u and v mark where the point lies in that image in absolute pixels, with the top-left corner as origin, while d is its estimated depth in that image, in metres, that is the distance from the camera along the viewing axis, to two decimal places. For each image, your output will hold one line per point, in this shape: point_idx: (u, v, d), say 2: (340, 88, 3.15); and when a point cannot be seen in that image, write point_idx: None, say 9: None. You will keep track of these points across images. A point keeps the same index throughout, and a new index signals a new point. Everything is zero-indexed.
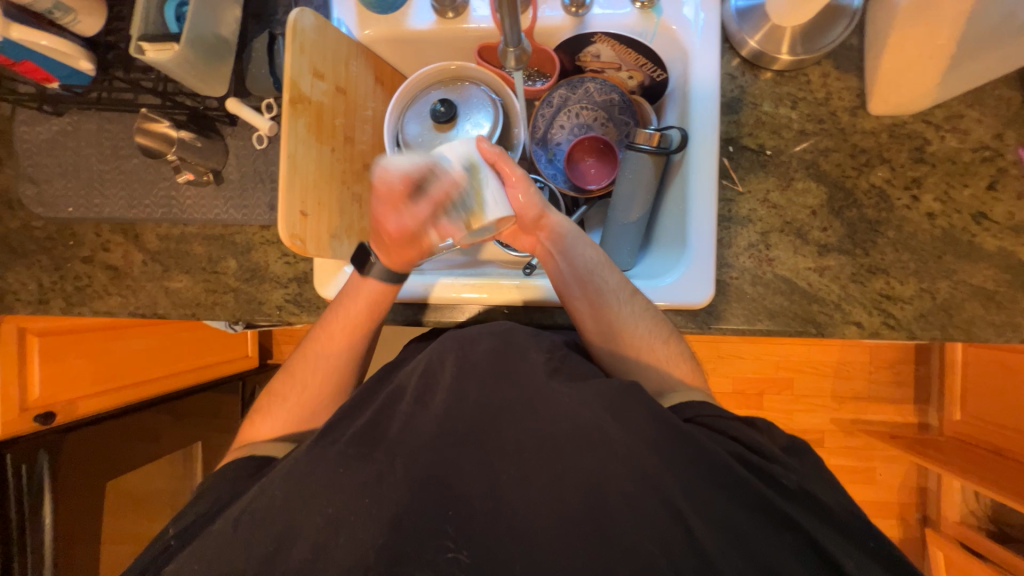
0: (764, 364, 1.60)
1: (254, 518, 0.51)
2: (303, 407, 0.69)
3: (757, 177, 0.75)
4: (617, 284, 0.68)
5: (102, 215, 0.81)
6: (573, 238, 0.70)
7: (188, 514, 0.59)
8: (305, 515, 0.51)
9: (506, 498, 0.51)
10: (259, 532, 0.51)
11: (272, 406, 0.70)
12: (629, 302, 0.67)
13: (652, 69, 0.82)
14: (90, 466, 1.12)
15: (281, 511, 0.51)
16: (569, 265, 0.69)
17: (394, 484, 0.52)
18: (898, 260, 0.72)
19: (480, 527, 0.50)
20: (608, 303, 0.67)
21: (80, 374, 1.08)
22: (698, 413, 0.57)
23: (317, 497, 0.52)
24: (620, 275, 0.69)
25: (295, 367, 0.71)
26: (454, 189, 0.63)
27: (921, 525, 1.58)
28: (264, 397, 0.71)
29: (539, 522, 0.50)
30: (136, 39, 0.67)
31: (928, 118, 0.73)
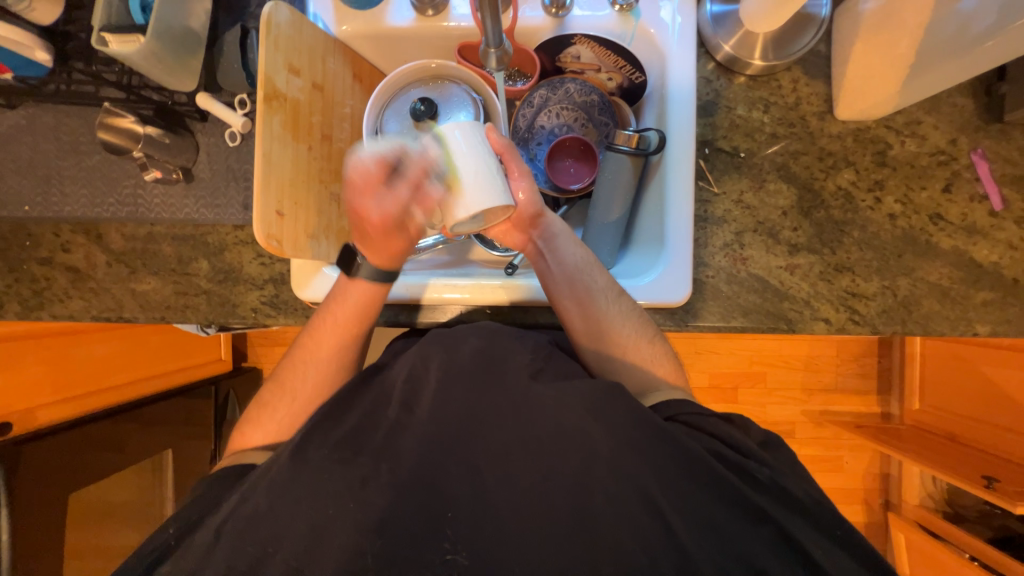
0: (739, 359, 1.65)
1: (235, 528, 0.50)
2: (294, 415, 0.67)
3: (732, 178, 0.78)
4: (606, 283, 0.69)
5: (62, 214, 0.77)
6: (562, 238, 0.70)
7: (162, 524, 0.57)
8: (288, 522, 0.50)
9: (493, 499, 0.51)
10: (240, 542, 0.49)
11: (261, 415, 0.68)
12: (617, 302, 0.68)
13: (631, 70, 0.82)
14: (52, 478, 1.04)
15: (263, 519, 0.50)
16: (559, 264, 0.69)
17: (379, 489, 0.51)
18: (862, 259, 0.75)
19: (468, 527, 0.50)
20: (595, 301, 0.67)
21: (38, 383, 1.04)
22: (680, 412, 0.59)
23: (300, 504, 0.51)
24: (608, 275, 0.70)
25: (284, 374, 0.69)
26: (433, 169, 0.59)
27: (884, 509, 1.67)
28: (253, 407, 0.69)
29: (525, 520, 0.50)
30: (98, 30, 0.64)
31: (889, 123, 0.76)
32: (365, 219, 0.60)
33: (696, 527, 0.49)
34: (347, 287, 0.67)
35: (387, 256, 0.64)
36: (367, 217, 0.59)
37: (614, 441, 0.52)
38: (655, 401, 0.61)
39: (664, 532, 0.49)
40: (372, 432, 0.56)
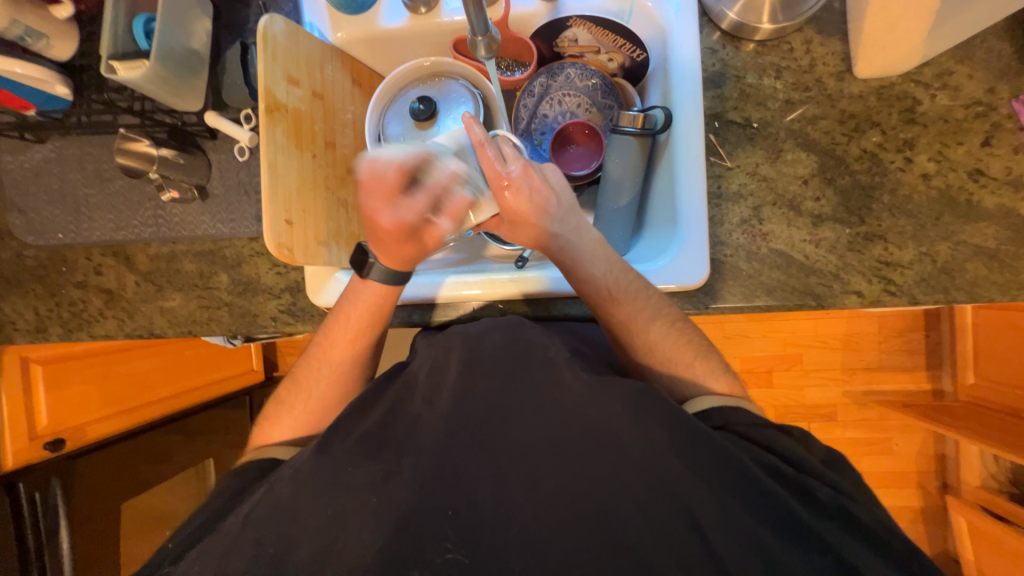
0: (771, 341, 1.58)
1: (261, 521, 0.51)
2: (323, 397, 0.69)
3: (745, 150, 0.74)
4: (635, 310, 0.64)
5: (92, 239, 0.81)
6: (587, 261, 0.64)
7: (192, 523, 0.58)
8: (309, 520, 0.51)
9: (511, 490, 0.50)
10: (264, 536, 0.50)
11: (287, 402, 0.70)
12: (648, 328, 0.64)
13: (631, 49, 0.81)
14: (98, 485, 1.15)
15: (286, 515, 0.51)
16: (589, 290, 0.65)
17: (402, 484, 0.51)
18: (895, 225, 0.70)
19: (485, 519, 0.49)
20: (623, 326, 0.65)
21: (86, 400, 1.10)
22: (731, 422, 0.56)
23: (323, 500, 0.51)
24: (642, 299, 0.65)
25: (308, 364, 0.71)
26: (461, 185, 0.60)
27: (941, 492, 1.57)
28: (280, 394, 0.71)
29: (545, 509, 0.49)
30: (107, 58, 0.66)
31: (917, 77, 0.71)
32: (378, 223, 0.58)
33: (725, 509, 0.47)
34: (360, 291, 0.67)
35: (396, 258, 0.63)
36: (380, 222, 0.58)
37: (634, 424, 0.51)
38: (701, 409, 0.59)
39: (689, 515, 0.47)
40: (392, 427, 0.56)
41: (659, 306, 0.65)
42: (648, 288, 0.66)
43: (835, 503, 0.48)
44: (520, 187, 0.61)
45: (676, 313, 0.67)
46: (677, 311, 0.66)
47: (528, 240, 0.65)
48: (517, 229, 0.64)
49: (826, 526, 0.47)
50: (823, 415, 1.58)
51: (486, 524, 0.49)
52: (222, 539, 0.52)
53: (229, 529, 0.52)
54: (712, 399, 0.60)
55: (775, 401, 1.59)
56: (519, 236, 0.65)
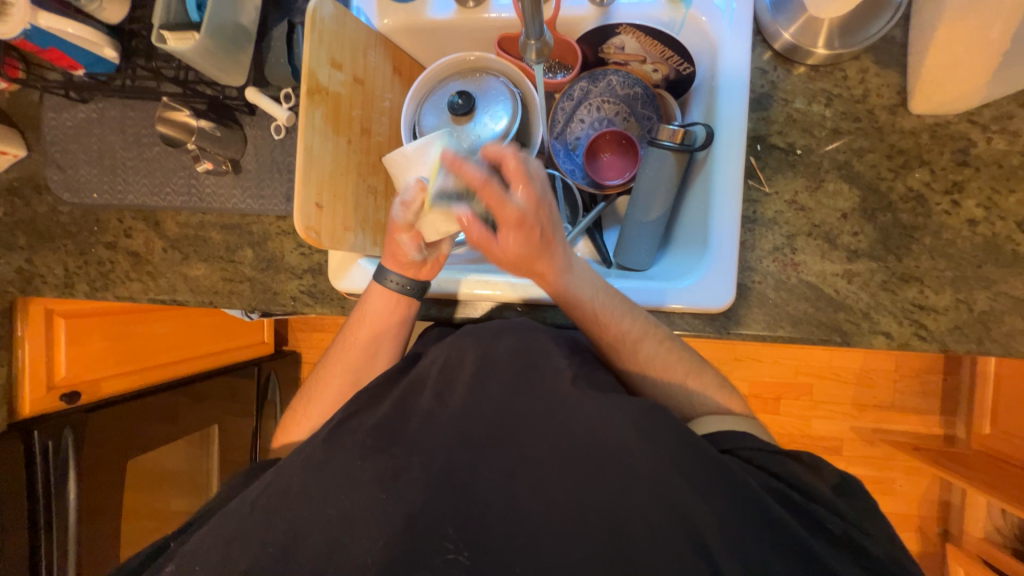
0: (782, 368, 1.56)
1: (270, 501, 0.51)
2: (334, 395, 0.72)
3: (785, 177, 0.72)
4: (624, 330, 0.64)
5: (125, 202, 0.82)
6: (576, 289, 0.62)
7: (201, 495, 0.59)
8: (316, 506, 0.51)
9: (521, 497, 0.50)
10: (275, 515, 0.51)
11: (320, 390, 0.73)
12: (641, 348, 0.64)
13: (679, 62, 0.78)
14: (115, 441, 1.13)
15: (296, 496, 0.51)
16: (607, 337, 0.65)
17: (412, 481, 0.51)
18: (934, 269, 0.68)
19: (492, 524, 0.49)
20: (615, 347, 0.64)
21: (102, 356, 1.14)
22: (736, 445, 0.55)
23: (335, 486, 0.52)
24: (629, 317, 0.64)
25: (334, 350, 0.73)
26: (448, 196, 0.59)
27: (942, 540, 1.54)
28: (314, 379, 0.75)
29: (552, 524, 0.48)
30: (158, 28, 0.67)
31: (974, 118, 0.68)
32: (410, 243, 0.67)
33: (741, 542, 0.45)
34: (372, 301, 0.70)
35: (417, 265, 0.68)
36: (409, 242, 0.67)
37: (648, 445, 0.49)
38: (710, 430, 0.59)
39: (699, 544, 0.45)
40: (406, 420, 0.56)
41: (661, 337, 0.64)
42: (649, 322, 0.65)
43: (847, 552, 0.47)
44: (529, 228, 0.55)
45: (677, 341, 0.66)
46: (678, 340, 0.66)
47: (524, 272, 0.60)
48: (515, 261, 0.58)
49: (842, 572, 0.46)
50: (829, 449, 1.55)
51: (492, 529, 0.49)
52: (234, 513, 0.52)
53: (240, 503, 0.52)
54: (718, 421, 0.59)
55: (780, 429, 1.57)
56: (516, 267, 0.59)
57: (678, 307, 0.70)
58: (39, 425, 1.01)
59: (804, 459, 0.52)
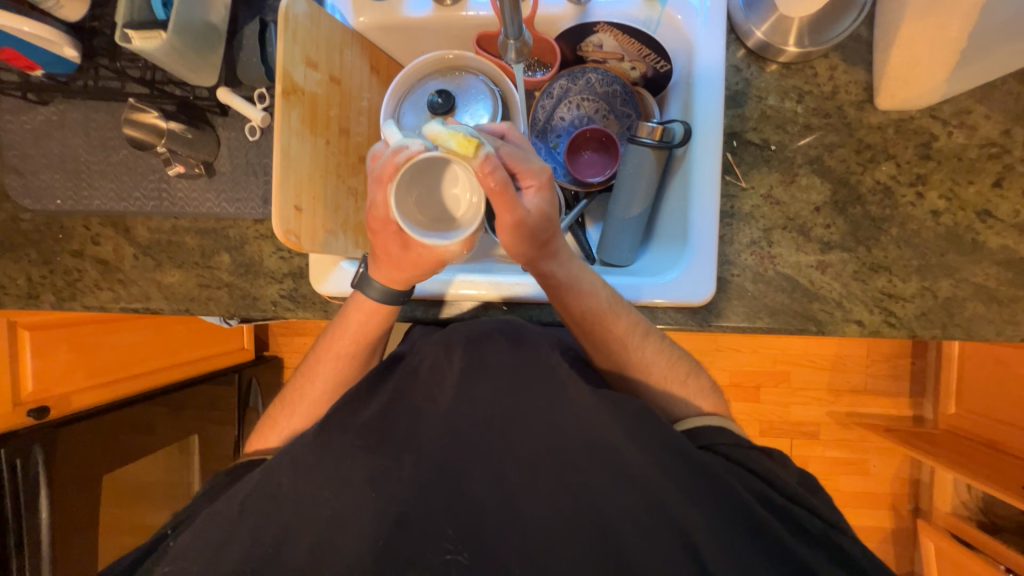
0: (762, 357, 1.60)
1: (252, 511, 0.50)
2: (310, 408, 0.68)
3: (760, 172, 0.74)
4: (631, 324, 0.64)
5: (92, 208, 0.79)
6: (586, 274, 0.62)
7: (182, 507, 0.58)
8: (303, 512, 0.50)
9: (514, 495, 0.51)
10: (259, 522, 0.49)
11: (294, 401, 0.69)
12: (645, 344, 0.65)
13: (655, 59, 0.80)
14: (86, 454, 1.11)
15: (281, 502, 0.50)
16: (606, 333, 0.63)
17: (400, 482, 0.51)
18: (901, 258, 0.71)
19: (486, 522, 0.49)
20: (620, 344, 0.64)
21: (72, 369, 1.09)
22: (715, 441, 0.56)
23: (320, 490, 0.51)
24: (634, 310, 0.65)
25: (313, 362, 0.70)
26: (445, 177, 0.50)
27: (913, 516, 1.61)
28: (288, 393, 0.71)
29: (544, 520, 0.49)
30: (122, 27, 0.65)
31: (936, 113, 0.71)
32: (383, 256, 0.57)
33: (726, 529, 0.46)
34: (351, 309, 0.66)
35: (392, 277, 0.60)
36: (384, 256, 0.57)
37: (631, 442, 0.50)
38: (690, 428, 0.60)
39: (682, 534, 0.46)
40: (390, 420, 0.56)
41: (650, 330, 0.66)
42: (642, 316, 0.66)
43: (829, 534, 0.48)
44: (548, 188, 0.56)
45: (665, 340, 0.68)
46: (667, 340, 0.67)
47: (535, 252, 0.58)
48: (530, 234, 0.55)
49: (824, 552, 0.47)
50: (807, 434, 1.61)
51: (487, 529, 0.49)
52: (216, 523, 0.50)
53: (222, 511, 0.51)
54: (699, 419, 0.60)
55: (761, 416, 1.61)
56: (528, 246, 0.57)
57: (660, 301, 0.71)
58: (9, 441, 0.96)
59: (772, 455, 0.56)
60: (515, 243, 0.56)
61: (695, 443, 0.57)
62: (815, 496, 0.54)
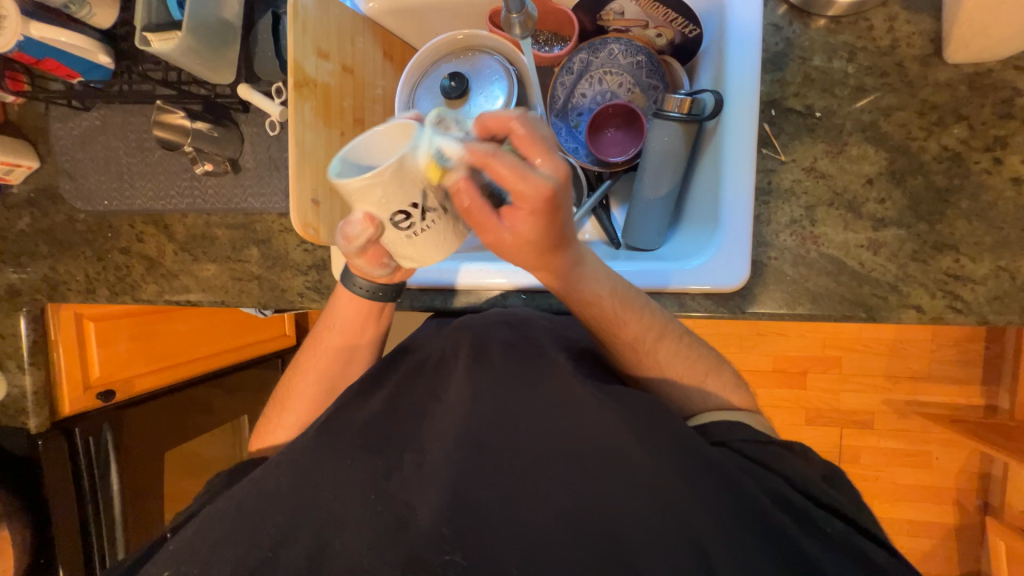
0: (808, 342, 1.50)
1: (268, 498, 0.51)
2: (307, 404, 0.69)
3: (803, 143, 0.67)
4: (643, 328, 0.59)
5: (135, 207, 0.84)
6: (595, 284, 0.55)
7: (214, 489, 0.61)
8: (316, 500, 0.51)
9: (519, 491, 0.48)
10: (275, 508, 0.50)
11: (291, 398, 0.69)
12: (659, 346, 0.60)
13: (683, 24, 0.73)
14: (145, 428, 1.23)
15: (297, 490, 0.51)
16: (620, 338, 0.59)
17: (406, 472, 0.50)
18: (972, 234, 0.62)
19: (489, 516, 0.47)
20: (631, 348, 0.60)
21: (131, 355, 1.19)
22: (730, 438, 0.53)
23: (333, 480, 0.51)
24: (647, 312, 0.60)
25: (304, 359, 0.71)
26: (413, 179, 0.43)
27: (982, 513, 1.48)
28: (281, 392, 0.71)
29: (545, 514, 0.46)
30: (141, 30, 0.67)
31: (1020, 63, 0.61)
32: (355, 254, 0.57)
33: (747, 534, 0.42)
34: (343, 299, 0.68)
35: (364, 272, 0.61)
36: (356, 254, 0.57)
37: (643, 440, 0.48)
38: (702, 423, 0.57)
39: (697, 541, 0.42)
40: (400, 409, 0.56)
41: (665, 323, 0.61)
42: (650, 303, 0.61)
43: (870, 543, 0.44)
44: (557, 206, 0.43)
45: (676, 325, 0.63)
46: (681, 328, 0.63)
47: (540, 265, 0.50)
48: (523, 252, 0.47)
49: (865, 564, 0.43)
50: (859, 423, 1.50)
51: (489, 524, 0.46)
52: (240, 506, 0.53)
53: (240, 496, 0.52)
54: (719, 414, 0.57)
55: (807, 404, 1.52)
56: (530, 258, 0.49)
57: (691, 288, 0.67)
58: (80, 423, 1.05)
59: (793, 447, 0.52)
60: (509, 254, 0.48)
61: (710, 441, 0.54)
62: (857, 500, 0.49)
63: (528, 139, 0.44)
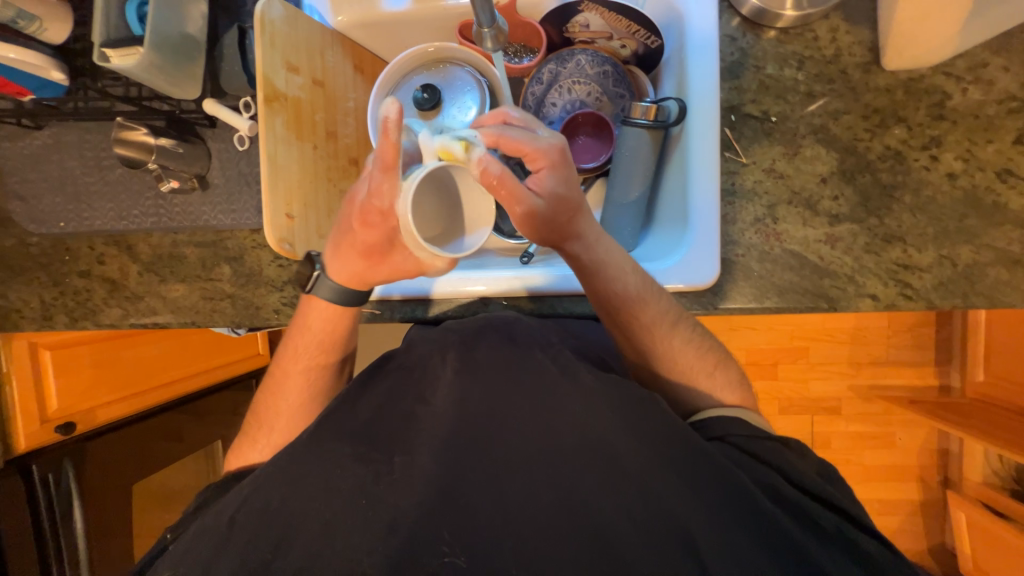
0: (777, 334, 1.56)
1: (248, 523, 0.49)
2: (286, 424, 0.67)
3: (761, 146, 0.71)
4: (660, 313, 0.62)
5: (94, 228, 0.80)
6: (613, 259, 0.60)
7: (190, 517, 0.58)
8: (302, 518, 0.49)
9: (506, 498, 0.48)
10: (254, 531, 0.49)
11: (268, 419, 0.68)
12: (673, 335, 0.63)
13: (645, 35, 0.76)
14: (113, 462, 1.17)
15: (280, 513, 0.50)
16: (639, 316, 0.61)
17: (393, 485, 0.49)
18: (916, 227, 0.67)
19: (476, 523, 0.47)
20: (647, 330, 0.62)
21: (94, 385, 1.12)
22: (727, 432, 0.56)
23: (317, 500, 0.50)
24: (664, 298, 0.63)
25: (278, 375, 0.68)
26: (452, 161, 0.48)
27: (942, 487, 1.57)
28: (258, 411, 0.70)
29: (535, 517, 0.46)
30: (99, 46, 0.64)
31: (948, 70, 0.67)
32: (353, 255, 0.57)
33: (725, 518, 0.45)
34: (313, 317, 0.65)
35: (354, 277, 0.59)
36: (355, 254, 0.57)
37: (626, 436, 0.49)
38: (702, 418, 0.60)
39: (678, 529, 0.44)
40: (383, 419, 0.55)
41: (677, 310, 0.64)
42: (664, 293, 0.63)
43: (845, 526, 0.46)
44: (560, 163, 0.55)
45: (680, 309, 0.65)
46: (692, 319, 0.65)
47: (556, 239, 0.58)
48: (553, 214, 0.55)
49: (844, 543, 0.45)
50: (828, 410, 1.58)
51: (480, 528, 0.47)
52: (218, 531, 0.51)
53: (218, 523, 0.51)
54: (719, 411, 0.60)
55: (780, 394, 1.58)
56: (548, 233, 0.57)
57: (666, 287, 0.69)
58: (35, 459, 1.02)
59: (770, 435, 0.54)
60: (529, 234, 0.57)
61: (706, 436, 0.57)
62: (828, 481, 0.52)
63: (522, 127, 0.56)
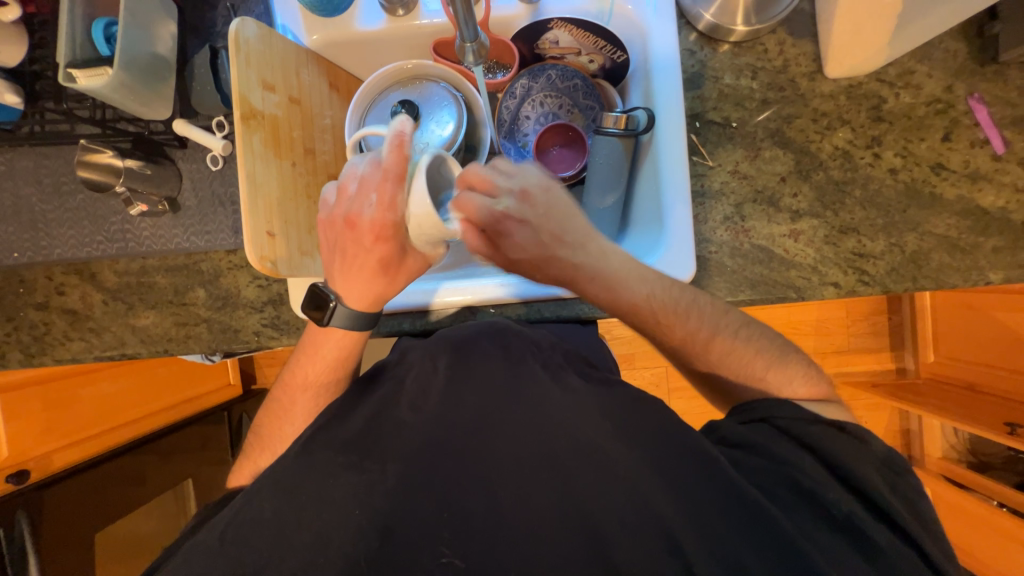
0: None
1: (238, 546, 0.47)
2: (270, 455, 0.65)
3: (725, 149, 0.76)
4: (689, 330, 0.61)
5: (52, 257, 0.75)
6: (625, 279, 0.60)
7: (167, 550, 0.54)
8: (295, 535, 0.47)
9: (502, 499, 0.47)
10: (244, 557, 0.47)
11: (257, 447, 0.66)
12: (707, 352, 0.61)
13: (612, 50, 0.81)
14: (71, 511, 1.06)
15: (269, 534, 0.48)
16: (675, 330, 0.61)
17: (386, 494, 0.48)
18: (867, 218, 0.74)
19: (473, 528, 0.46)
20: (683, 347, 0.62)
21: (52, 427, 1.05)
22: (776, 414, 0.54)
23: (309, 517, 0.48)
24: (693, 314, 0.61)
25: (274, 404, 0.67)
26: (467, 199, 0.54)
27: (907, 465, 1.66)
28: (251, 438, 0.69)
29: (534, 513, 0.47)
30: (65, 66, 0.63)
31: (882, 76, 0.74)
32: (355, 281, 0.59)
33: (725, 506, 0.45)
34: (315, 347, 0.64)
35: (362, 300, 0.60)
36: (356, 279, 0.58)
37: (619, 435, 0.51)
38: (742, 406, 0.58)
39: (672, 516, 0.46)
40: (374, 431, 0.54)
41: (716, 317, 0.62)
42: (696, 299, 0.62)
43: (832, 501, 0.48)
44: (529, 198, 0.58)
45: (715, 309, 0.63)
46: (737, 318, 0.63)
47: (558, 275, 0.60)
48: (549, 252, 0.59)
49: (832, 514, 0.47)
50: None
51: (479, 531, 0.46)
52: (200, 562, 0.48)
53: (204, 550, 0.48)
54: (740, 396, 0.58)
55: None
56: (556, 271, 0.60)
57: None
58: None
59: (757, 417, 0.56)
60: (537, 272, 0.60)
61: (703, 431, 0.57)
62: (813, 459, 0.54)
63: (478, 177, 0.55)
